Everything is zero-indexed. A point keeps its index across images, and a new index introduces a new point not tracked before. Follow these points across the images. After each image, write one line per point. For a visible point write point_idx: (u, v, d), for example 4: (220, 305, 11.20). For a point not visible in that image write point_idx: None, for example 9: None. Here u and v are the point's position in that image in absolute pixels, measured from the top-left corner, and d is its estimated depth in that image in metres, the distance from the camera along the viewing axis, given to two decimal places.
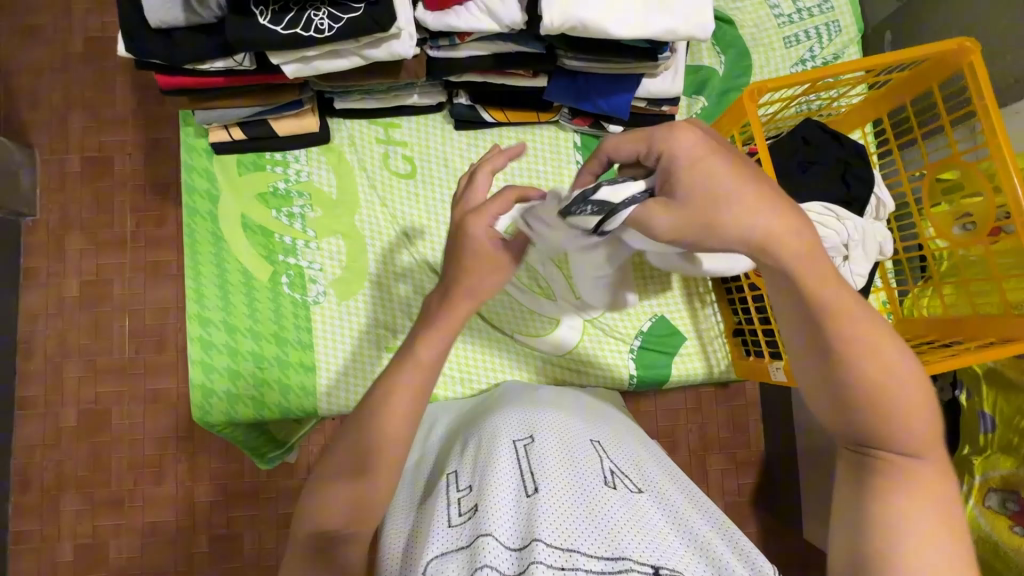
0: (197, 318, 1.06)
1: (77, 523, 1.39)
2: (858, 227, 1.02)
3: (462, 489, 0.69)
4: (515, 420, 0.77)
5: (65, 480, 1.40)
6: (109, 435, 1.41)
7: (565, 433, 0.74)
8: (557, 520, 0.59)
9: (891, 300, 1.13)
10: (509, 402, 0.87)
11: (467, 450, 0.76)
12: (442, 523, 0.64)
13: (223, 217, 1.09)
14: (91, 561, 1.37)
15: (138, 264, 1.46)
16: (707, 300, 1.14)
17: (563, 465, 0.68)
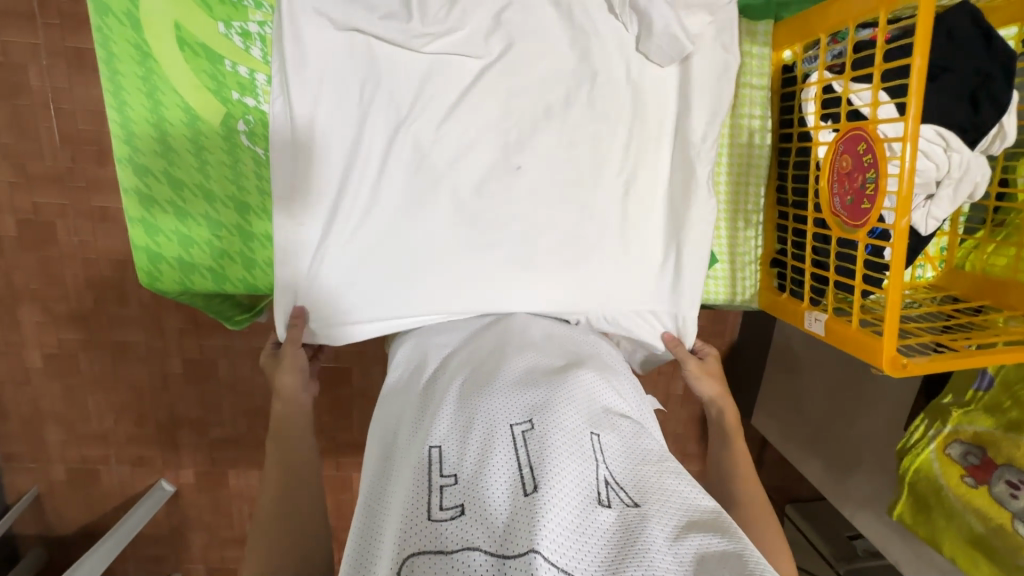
0: (129, 164, 0.84)
1: (40, 335, 1.41)
2: (964, 163, 0.84)
3: (442, 470, 0.60)
4: (518, 397, 0.68)
5: (18, 291, 1.36)
6: (59, 250, 1.34)
7: (571, 419, 0.65)
8: (556, 535, 0.52)
9: (951, 247, 1.00)
10: (509, 359, 0.76)
11: (454, 418, 0.66)
12: (422, 515, 0.55)
13: (147, 22, 0.78)
14: (64, 368, 1.44)
15: (57, 49, 1.21)
16: (752, 222, 0.95)
17: (569, 464, 0.59)
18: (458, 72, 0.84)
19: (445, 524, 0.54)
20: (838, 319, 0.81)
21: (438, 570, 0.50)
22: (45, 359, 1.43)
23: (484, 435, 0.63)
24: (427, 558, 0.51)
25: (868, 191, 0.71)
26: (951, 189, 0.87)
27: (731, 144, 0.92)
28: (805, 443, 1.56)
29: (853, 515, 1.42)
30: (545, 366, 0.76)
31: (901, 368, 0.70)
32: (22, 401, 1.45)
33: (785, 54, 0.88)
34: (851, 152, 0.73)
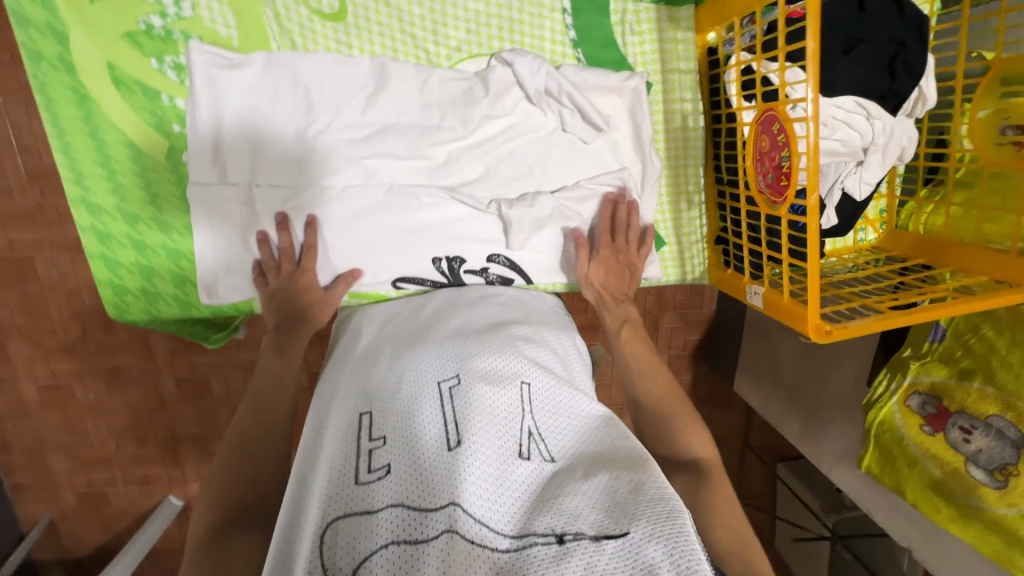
0: (82, 203, 0.87)
1: (32, 366, 1.44)
2: (887, 129, 0.87)
3: (375, 437, 0.67)
4: (447, 360, 0.77)
5: (6, 327, 1.40)
6: (39, 284, 1.37)
7: (493, 379, 0.74)
8: (477, 485, 0.60)
9: (890, 209, 1.04)
10: (438, 331, 0.83)
11: (388, 386, 0.74)
12: (351, 480, 0.61)
13: (81, 64, 0.80)
14: (59, 397, 1.48)
15: (14, 89, 1.22)
16: (694, 202, 1.00)
17: (488, 422, 0.68)
18: (396, 90, 0.87)
19: (372, 486, 0.60)
20: (774, 291, 0.85)
21: (365, 526, 0.56)
22: (42, 390, 1.47)
23: (414, 401, 0.71)
24: (352, 519, 0.57)
25: (784, 169, 0.74)
26: (878, 154, 0.90)
27: (665, 130, 0.95)
28: (782, 405, 1.61)
29: (829, 470, 1.48)
30: (473, 332, 0.83)
31: (827, 335, 0.74)
32: (24, 434, 1.50)
33: (709, 37, 0.89)
34: (768, 132, 0.76)
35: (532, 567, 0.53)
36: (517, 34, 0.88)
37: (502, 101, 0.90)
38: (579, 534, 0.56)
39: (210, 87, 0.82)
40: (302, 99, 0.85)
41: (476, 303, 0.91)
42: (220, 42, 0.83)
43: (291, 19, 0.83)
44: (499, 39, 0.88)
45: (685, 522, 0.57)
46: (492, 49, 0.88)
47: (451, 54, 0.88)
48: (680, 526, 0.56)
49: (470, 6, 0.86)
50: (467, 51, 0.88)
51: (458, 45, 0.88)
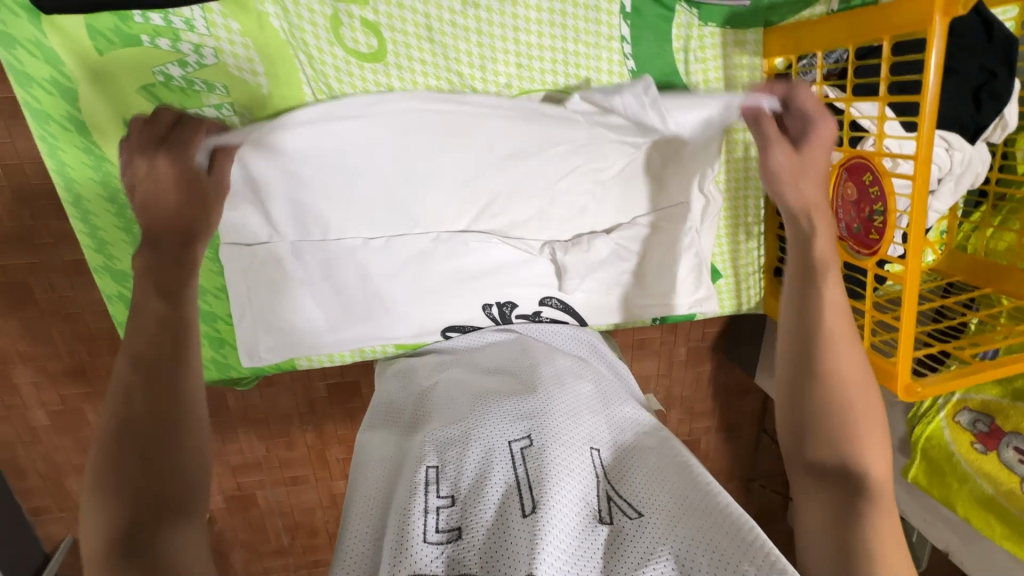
0: (107, 272, 0.79)
1: (40, 393, 1.30)
2: (965, 159, 0.82)
3: (441, 495, 0.66)
4: (517, 412, 0.75)
5: (7, 354, 1.25)
6: (41, 309, 1.22)
7: (566, 437, 0.72)
8: (553, 554, 0.59)
9: (950, 231, 1.00)
10: (504, 385, 0.81)
11: (455, 438, 0.72)
12: (418, 543, 0.60)
13: (95, 123, 0.72)
14: (72, 423, 1.35)
15: None
16: (752, 233, 0.96)
17: (559, 482, 0.66)
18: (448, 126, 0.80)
19: (442, 551, 0.59)
20: (846, 335, 0.82)
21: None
22: (52, 415, 1.34)
23: (482, 457, 0.69)
24: None
25: (875, 223, 0.69)
26: (952, 182, 0.85)
27: (726, 161, 0.90)
28: None
29: None
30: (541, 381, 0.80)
31: (914, 393, 0.72)
32: (36, 458, 1.37)
33: (777, 62, 0.83)
34: (856, 179, 0.71)
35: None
36: (573, 67, 0.80)
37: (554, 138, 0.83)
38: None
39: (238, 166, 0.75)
40: (345, 148, 0.77)
41: (545, 352, 0.87)
42: (247, 90, 0.74)
43: (328, 61, 0.74)
44: (554, 72, 0.80)
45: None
46: (546, 83, 0.81)
47: (501, 92, 0.80)
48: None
49: (522, 38, 0.77)
50: (518, 86, 0.80)
51: (507, 83, 0.80)
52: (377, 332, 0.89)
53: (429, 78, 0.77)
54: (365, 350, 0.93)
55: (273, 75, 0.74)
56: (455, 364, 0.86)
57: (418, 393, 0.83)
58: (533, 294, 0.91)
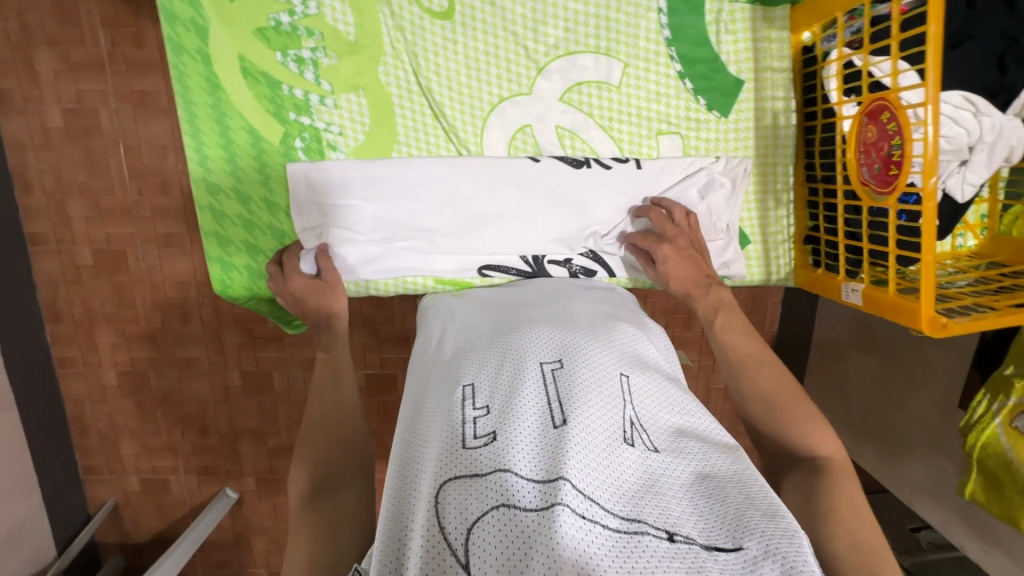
0: (204, 184, 0.94)
1: (115, 354, 1.47)
2: (996, 127, 0.84)
3: (477, 407, 0.66)
4: (548, 341, 0.75)
5: (95, 315, 1.44)
6: (129, 276, 1.41)
7: (596, 364, 0.71)
8: (584, 464, 0.58)
9: (992, 214, 0.99)
10: (538, 316, 0.82)
11: (489, 360, 0.73)
12: (458, 445, 0.60)
13: (218, 57, 0.89)
14: (136, 385, 1.50)
15: (123, 93, 1.28)
16: (782, 201, 0.99)
17: (591, 402, 0.65)
18: (498, 77, 0.92)
19: (480, 453, 0.59)
20: (875, 287, 0.82)
21: (472, 492, 0.55)
22: (121, 376, 1.49)
23: (515, 374, 0.69)
24: (462, 483, 0.56)
25: (895, 158, 0.73)
26: (985, 153, 0.87)
27: (756, 128, 0.95)
28: (854, 431, 1.52)
29: (911, 502, 1.38)
30: (574, 322, 0.81)
31: (942, 329, 0.71)
32: (100, 418, 1.52)
33: (804, 36, 0.91)
34: (875, 122, 0.75)
35: (641, 554, 0.51)
36: (613, 34, 0.91)
37: (594, 95, 0.93)
38: (689, 536, 0.53)
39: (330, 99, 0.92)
40: (417, 95, 0.93)
41: (572, 296, 0.89)
42: (338, 38, 0.89)
43: (406, 18, 0.89)
44: (596, 36, 0.91)
45: (803, 543, 0.53)
46: (590, 46, 0.91)
47: (549, 52, 0.91)
48: (795, 543, 0.53)
49: (569, 6, 0.90)
50: (564, 49, 0.91)
51: (554, 43, 0.91)
52: (420, 264, 0.99)
53: (487, 40, 0.90)
54: (409, 283, 1.02)
55: (359, 34, 0.89)
56: (487, 302, 0.90)
57: (447, 322, 0.86)
58: (563, 249, 0.98)
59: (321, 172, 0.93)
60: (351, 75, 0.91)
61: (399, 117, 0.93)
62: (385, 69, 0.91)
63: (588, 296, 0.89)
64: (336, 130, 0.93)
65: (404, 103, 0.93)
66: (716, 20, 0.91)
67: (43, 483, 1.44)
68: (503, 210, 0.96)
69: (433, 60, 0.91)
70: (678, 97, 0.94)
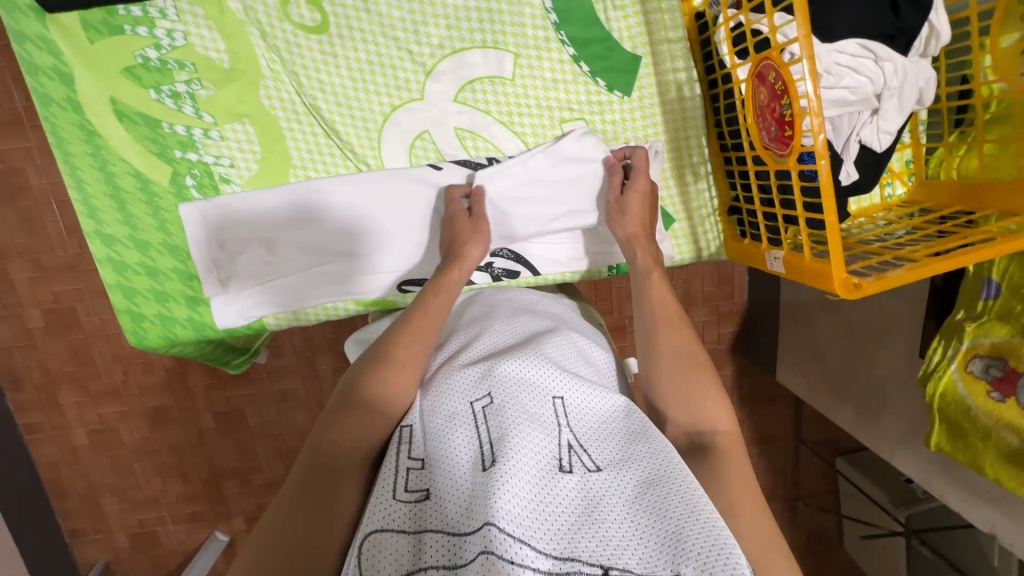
0: (98, 236, 0.90)
1: (82, 413, 1.43)
2: (899, 70, 0.81)
3: (406, 452, 0.61)
4: (484, 365, 0.69)
5: (56, 376, 1.39)
6: (84, 331, 1.37)
7: (530, 388, 0.66)
8: (514, 501, 0.53)
9: (917, 158, 0.97)
10: (476, 340, 0.77)
11: (422, 398, 0.68)
12: (385, 498, 0.55)
13: (89, 104, 0.84)
14: (108, 442, 1.46)
15: (46, 146, 1.24)
16: (701, 174, 0.95)
17: (525, 429, 0.60)
18: (388, 86, 0.88)
19: (405, 508, 0.54)
20: (795, 253, 0.79)
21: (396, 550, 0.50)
22: (91, 435, 1.45)
23: (447, 412, 0.65)
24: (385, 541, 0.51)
25: (786, 118, 0.69)
26: (895, 99, 0.84)
27: (661, 103, 0.92)
28: (832, 392, 1.49)
29: (891, 457, 1.35)
30: (513, 342, 0.76)
31: (856, 290, 0.69)
32: (77, 479, 1.48)
33: (695, 2, 0.87)
34: (765, 83, 0.72)
35: None
36: (500, 25, 0.87)
37: (488, 89, 0.90)
38: (625, 568, 0.49)
39: (217, 132, 0.88)
40: (304, 114, 0.89)
41: (516, 311, 0.84)
42: (211, 66, 0.85)
43: (278, 38, 0.85)
44: (480, 30, 0.87)
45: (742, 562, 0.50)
46: (473, 41, 0.88)
47: (434, 52, 0.88)
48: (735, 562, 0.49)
49: (448, 1, 0.86)
50: (450, 47, 0.88)
51: (440, 42, 0.87)
52: (339, 287, 0.95)
53: (371, 48, 0.86)
54: (333, 308, 0.97)
55: (250, 58, 0.85)
56: None
57: None
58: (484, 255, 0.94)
59: (216, 209, 0.89)
60: (232, 104, 0.87)
61: (291, 140, 0.89)
62: (267, 93, 0.87)
63: (529, 309, 0.85)
64: (227, 163, 0.89)
65: (293, 125, 0.89)
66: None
67: None
68: (407, 222, 0.92)
69: (317, 76, 0.87)
70: (576, 82, 0.90)
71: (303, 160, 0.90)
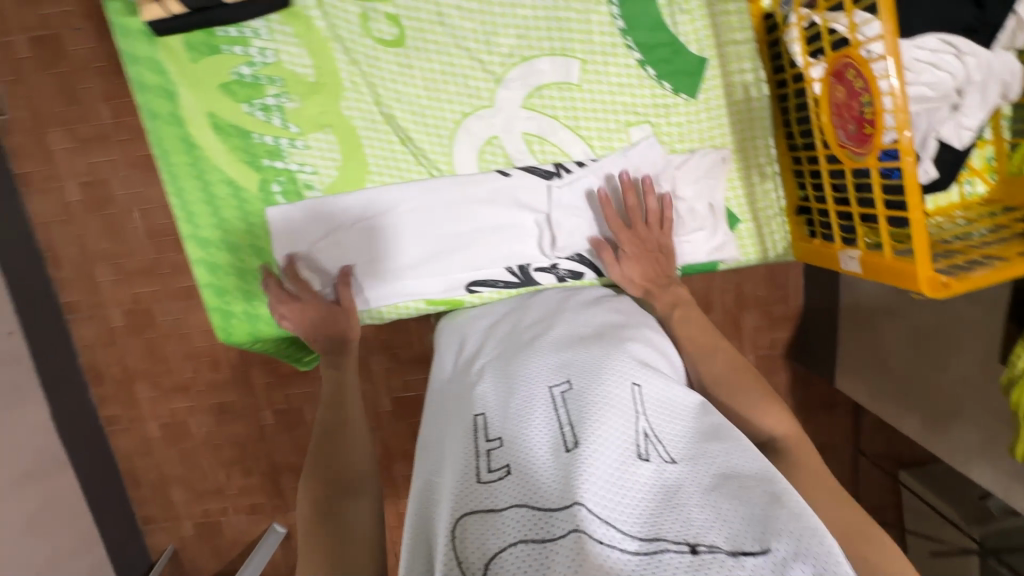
0: (193, 239, 0.97)
1: (155, 407, 1.54)
2: (983, 65, 0.79)
3: (488, 435, 0.63)
4: (556, 358, 0.72)
5: (133, 372, 1.50)
6: (159, 331, 1.47)
7: (605, 375, 0.68)
8: (599, 484, 0.55)
9: (999, 155, 0.93)
10: (545, 332, 0.79)
11: (497, 385, 0.70)
12: (472, 477, 0.58)
13: (189, 117, 0.92)
14: (177, 435, 1.56)
15: (131, 160, 1.35)
16: (769, 174, 0.95)
17: (604, 416, 0.61)
18: (460, 94, 0.92)
19: (493, 485, 0.57)
20: (872, 253, 0.78)
21: (490, 526, 0.53)
22: (163, 428, 1.55)
23: (524, 397, 0.67)
24: (479, 517, 0.54)
25: (867, 116, 0.69)
26: (978, 94, 0.81)
27: (728, 104, 0.92)
28: (896, 400, 1.44)
29: (967, 468, 1.29)
30: (582, 334, 0.78)
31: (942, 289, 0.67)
32: (149, 469, 1.58)
33: (764, 3, 0.87)
34: (843, 81, 0.72)
35: None
36: (567, 32, 0.90)
37: (555, 95, 0.93)
38: (714, 545, 0.50)
39: (302, 141, 0.94)
40: (382, 123, 0.94)
41: (579, 306, 0.87)
42: (299, 80, 0.91)
43: (359, 52, 0.90)
44: (549, 39, 0.90)
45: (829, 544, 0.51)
46: (543, 48, 0.91)
47: (504, 61, 0.91)
48: (824, 545, 0.50)
49: (519, 12, 0.89)
50: (519, 56, 0.91)
51: (511, 50, 0.91)
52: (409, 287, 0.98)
53: (442, 59, 0.91)
54: (402, 307, 1.01)
55: (326, 72, 0.91)
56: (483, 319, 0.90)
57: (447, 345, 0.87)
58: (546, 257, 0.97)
59: (300, 212, 0.96)
60: (316, 115, 0.93)
61: (369, 147, 0.95)
62: (348, 104, 0.93)
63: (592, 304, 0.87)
64: (310, 169, 0.95)
65: (371, 133, 0.94)
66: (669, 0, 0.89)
67: (105, 536, 1.50)
68: (476, 224, 0.96)
69: (394, 86, 0.92)
70: (643, 85, 0.92)
71: (380, 166, 0.95)
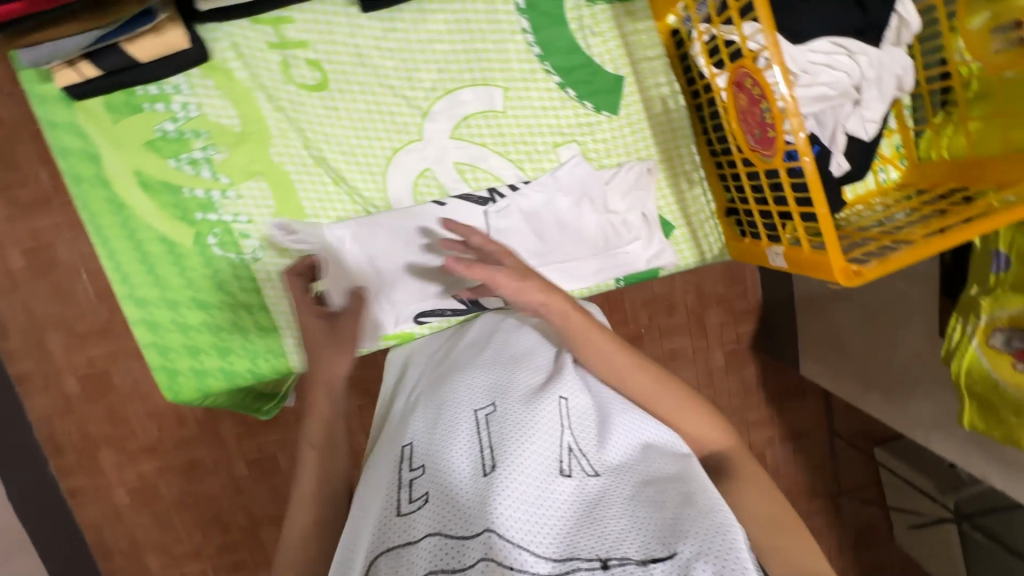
0: (131, 299, 0.95)
1: (122, 471, 1.46)
2: (875, 62, 0.84)
3: (413, 468, 0.65)
4: (482, 384, 0.74)
5: (93, 438, 1.43)
6: (118, 392, 1.42)
7: (527, 396, 0.70)
8: (512, 504, 0.56)
9: (906, 143, 0.98)
10: (476, 357, 0.81)
11: (426, 417, 0.72)
12: (394, 512, 0.60)
13: (116, 179, 0.91)
14: (147, 499, 1.48)
15: (74, 221, 1.32)
16: (695, 179, 0.99)
17: (521, 437, 0.63)
18: (389, 130, 0.94)
19: (412, 518, 0.58)
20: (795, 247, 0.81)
21: (405, 561, 0.54)
22: (131, 492, 1.47)
23: (449, 425, 0.68)
24: (396, 554, 0.55)
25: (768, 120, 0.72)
26: (874, 89, 0.87)
27: (648, 117, 0.96)
28: (858, 382, 1.47)
29: (927, 441, 1.33)
30: (512, 356, 0.79)
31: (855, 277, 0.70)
32: (120, 536, 1.49)
33: (670, 20, 0.91)
34: (743, 90, 0.76)
35: None
36: (485, 64, 0.93)
37: (481, 122, 0.95)
38: (624, 557, 0.51)
39: (234, 192, 0.94)
40: (314, 165, 0.94)
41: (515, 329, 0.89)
42: (224, 131, 0.91)
43: (284, 98, 0.91)
44: (470, 70, 0.93)
45: (737, 538, 0.52)
46: (464, 80, 0.93)
47: (428, 95, 0.93)
48: (730, 543, 0.51)
49: (436, 48, 0.91)
50: (442, 89, 0.93)
51: (434, 85, 0.93)
52: None
53: (368, 98, 0.92)
54: None
55: (259, 118, 0.91)
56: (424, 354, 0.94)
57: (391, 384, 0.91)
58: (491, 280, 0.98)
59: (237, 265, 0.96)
60: (246, 164, 0.93)
61: (302, 190, 0.95)
62: (276, 151, 0.93)
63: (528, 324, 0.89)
64: (245, 218, 0.95)
65: (304, 177, 0.94)
66: (582, 26, 0.92)
67: None
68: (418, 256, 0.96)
69: (323, 129, 0.93)
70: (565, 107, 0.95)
71: (315, 209, 0.95)
